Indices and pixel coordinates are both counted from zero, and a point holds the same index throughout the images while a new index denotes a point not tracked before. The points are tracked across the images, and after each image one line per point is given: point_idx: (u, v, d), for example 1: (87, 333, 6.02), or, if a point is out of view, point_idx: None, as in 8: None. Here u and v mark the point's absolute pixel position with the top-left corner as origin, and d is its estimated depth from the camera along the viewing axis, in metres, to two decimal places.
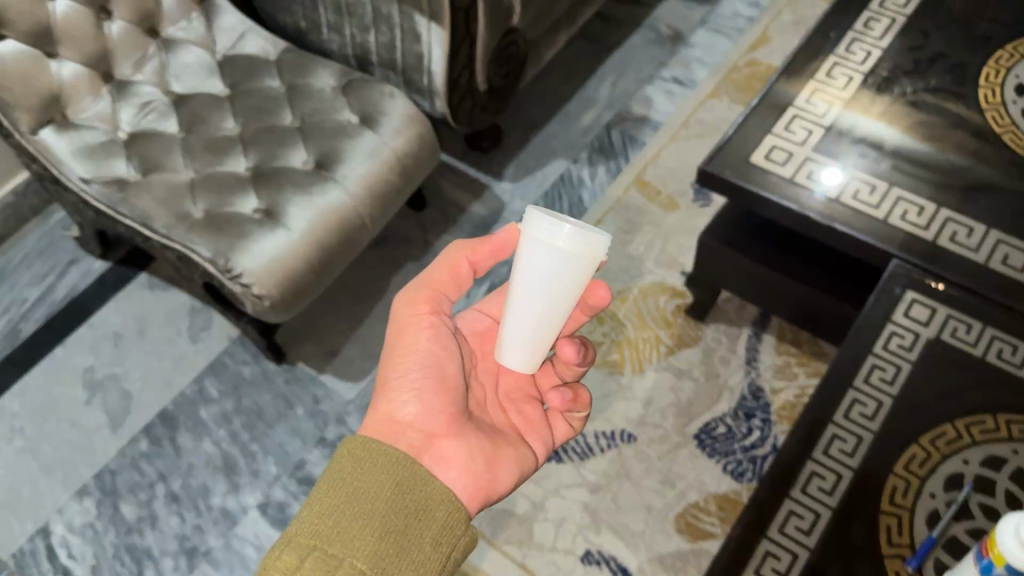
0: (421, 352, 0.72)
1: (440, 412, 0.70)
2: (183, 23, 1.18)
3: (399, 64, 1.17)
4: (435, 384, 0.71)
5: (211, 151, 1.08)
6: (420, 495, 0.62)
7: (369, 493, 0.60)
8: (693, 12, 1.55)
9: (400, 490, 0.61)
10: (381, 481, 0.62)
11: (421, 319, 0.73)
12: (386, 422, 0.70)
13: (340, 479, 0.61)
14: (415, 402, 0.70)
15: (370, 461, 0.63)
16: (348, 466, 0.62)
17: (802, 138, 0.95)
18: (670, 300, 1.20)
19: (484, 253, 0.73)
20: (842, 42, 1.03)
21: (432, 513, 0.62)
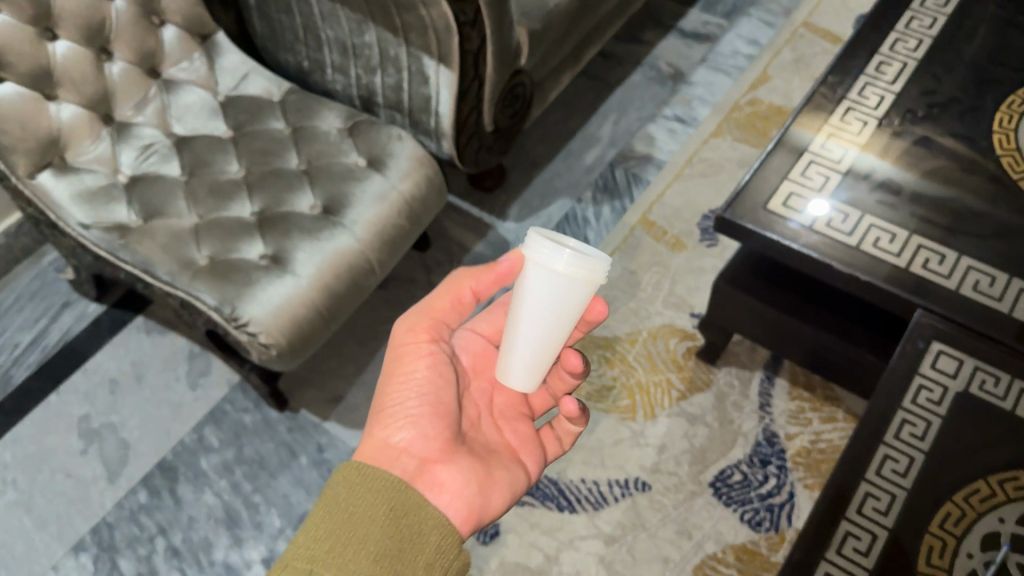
0: (418, 380, 0.73)
1: (435, 437, 0.71)
2: (184, 63, 1.15)
3: (406, 105, 1.17)
4: (432, 411, 0.72)
5: (215, 196, 1.06)
6: (414, 519, 0.63)
7: (364, 518, 0.61)
8: (693, 49, 1.55)
9: (394, 515, 0.63)
10: (376, 505, 0.63)
11: (420, 347, 0.74)
12: (380, 448, 0.70)
13: (335, 506, 0.62)
14: (410, 428, 0.71)
15: (365, 486, 0.64)
16: (344, 491, 0.63)
17: (819, 184, 0.94)
18: (680, 342, 1.19)
19: (486, 283, 0.71)
20: (855, 86, 1.03)
21: (425, 538, 0.63)
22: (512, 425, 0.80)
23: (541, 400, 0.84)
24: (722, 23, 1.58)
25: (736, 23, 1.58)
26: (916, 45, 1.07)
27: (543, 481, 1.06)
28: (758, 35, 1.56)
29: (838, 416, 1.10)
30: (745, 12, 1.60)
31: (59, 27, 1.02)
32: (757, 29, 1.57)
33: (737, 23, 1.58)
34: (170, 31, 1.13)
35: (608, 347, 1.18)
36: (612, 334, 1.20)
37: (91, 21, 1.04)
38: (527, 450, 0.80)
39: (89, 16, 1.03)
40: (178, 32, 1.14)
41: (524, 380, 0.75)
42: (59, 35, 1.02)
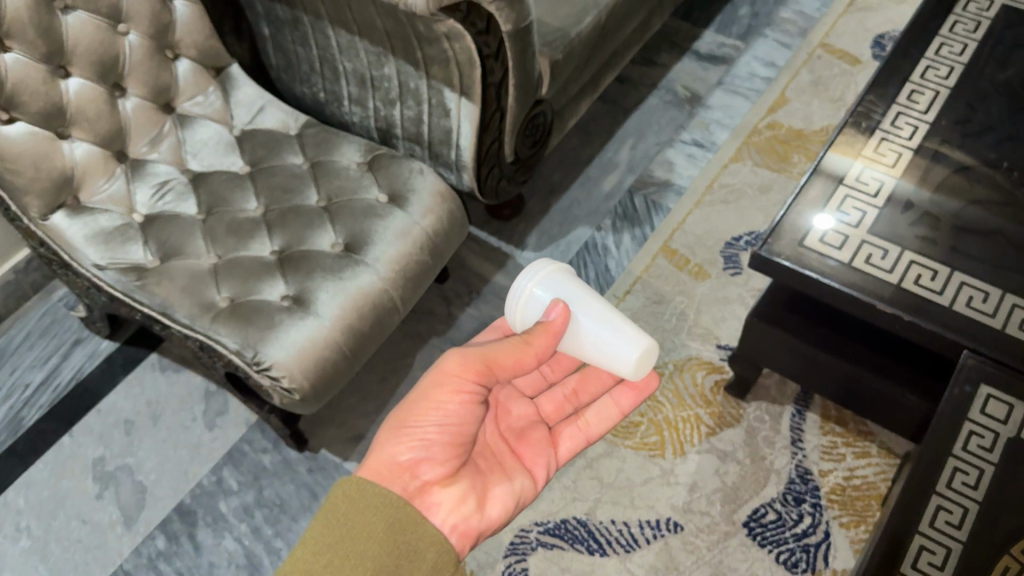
0: (447, 413, 0.74)
1: (441, 462, 0.74)
2: (199, 97, 1.12)
3: (425, 138, 1.15)
4: (447, 441, 0.74)
5: (234, 234, 1.03)
6: (411, 537, 0.68)
7: (361, 535, 0.66)
8: (709, 72, 1.53)
9: (392, 533, 0.67)
10: (373, 523, 0.67)
11: (464, 386, 0.74)
12: (386, 464, 0.73)
13: (335, 520, 0.67)
14: (419, 451, 0.73)
15: (364, 502, 0.68)
16: (344, 505, 0.68)
17: (856, 219, 0.92)
18: (707, 375, 1.16)
19: (545, 342, 0.74)
20: (887, 116, 1.01)
21: (422, 555, 0.68)
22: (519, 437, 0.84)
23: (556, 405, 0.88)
24: (738, 45, 1.56)
25: (752, 44, 1.57)
26: (947, 72, 1.05)
27: (573, 523, 1.04)
28: (775, 56, 1.54)
29: (872, 452, 1.08)
30: (761, 32, 1.58)
31: (72, 64, 0.99)
32: (774, 50, 1.55)
33: (753, 44, 1.56)
34: (184, 64, 1.11)
35: None
36: None
37: (104, 57, 1.01)
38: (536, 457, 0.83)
39: (102, 52, 1.01)
40: (192, 65, 1.11)
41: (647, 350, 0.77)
42: (72, 72, 0.99)
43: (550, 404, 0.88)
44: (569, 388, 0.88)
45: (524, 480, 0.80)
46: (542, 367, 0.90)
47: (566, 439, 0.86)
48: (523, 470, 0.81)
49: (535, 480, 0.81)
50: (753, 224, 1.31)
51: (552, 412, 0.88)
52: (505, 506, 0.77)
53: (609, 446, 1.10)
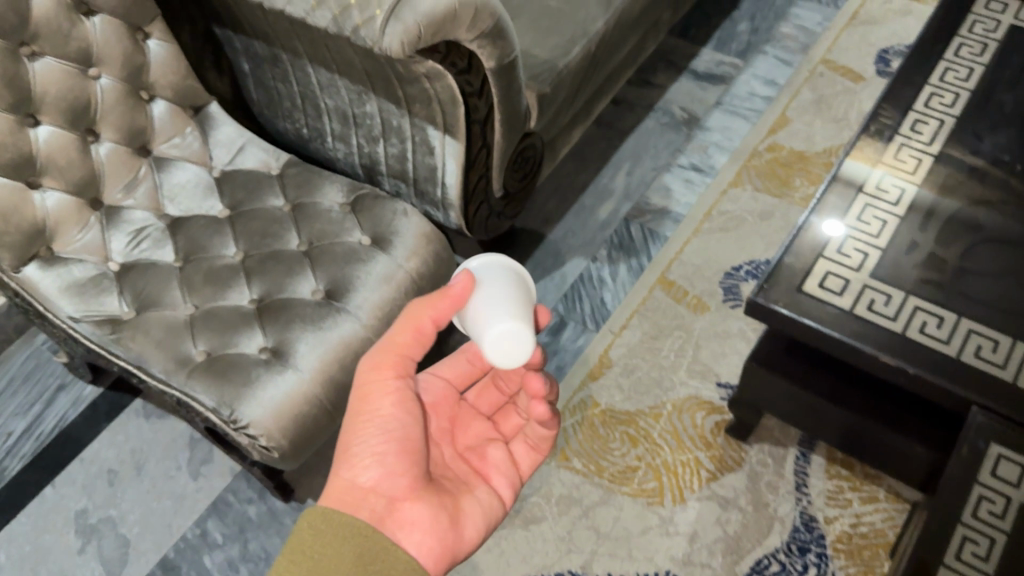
0: (384, 419, 0.73)
1: (403, 474, 0.72)
2: (176, 138, 1.09)
3: (411, 176, 1.11)
4: (399, 448, 0.73)
5: (212, 283, 1.00)
6: (382, 566, 0.67)
7: (331, 567, 0.66)
8: (707, 92, 1.48)
9: (362, 562, 0.67)
10: (342, 554, 0.67)
11: (387, 385, 0.74)
12: (346, 490, 0.71)
13: (302, 551, 0.67)
14: (377, 467, 0.72)
15: (331, 532, 0.68)
16: (310, 536, 0.67)
17: (857, 262, 0.87)
18: (707, 416, 1.12)
19: (443, 307, 0.71)
20: (890, 148, 0.96)
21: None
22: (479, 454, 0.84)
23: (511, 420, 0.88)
24: (737, 63, 1.52)
25: (752, 62, 1.52)
26: (952, 100, 1.01)
27: None
28: (776, 74, 1.49)
29: (879, 496, 1.04)
30: (760, 49, 1.53)
31: (41, 112, 0.95)
32: (774, 68, 1.50)
33: (752, 62, 1.52)
34: (160, 105, 1.07)
35: (631, 423, 1.12)
36: (635, 408, 1.13)
37: (75, 102, 0.98)
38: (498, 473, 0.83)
39: (73, 98, 0.97)
40: (167, 106, 1.08)
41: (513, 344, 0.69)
42: (41, 120, 0.96)
43: (506, 422, 0.88)
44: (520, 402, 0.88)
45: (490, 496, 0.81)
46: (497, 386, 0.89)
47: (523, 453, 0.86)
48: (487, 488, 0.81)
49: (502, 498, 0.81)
50: (753, 254, 1.27)
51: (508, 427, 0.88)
52: (476, 522, 0.77)
53: (605, 494, 1.06)
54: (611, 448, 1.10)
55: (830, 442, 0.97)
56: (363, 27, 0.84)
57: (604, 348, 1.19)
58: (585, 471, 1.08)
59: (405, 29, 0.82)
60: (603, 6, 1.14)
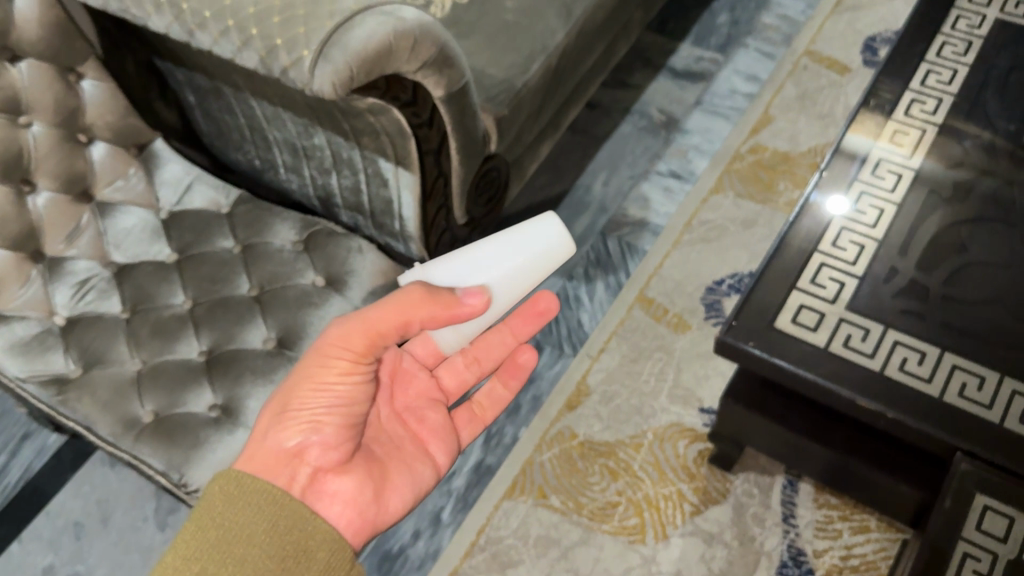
0: (333, 392, 0.73)
1: (335, 447, 0.73)
2: (119, 181, 1.04)
3: (367, 207, 1.06)
4: (340, 422, 0.74)
5: (160, 336, 0.95)
6: (298, 536, 0.67)
7: (241, 537, 0.66)
8: (686, 91, 1.42)
9: (276, 532, 0.67)
10: (254, 525, 0.66)
11: (346, 362, 0.73)
12: (276, 453, 0.72)
13: (211, 521, 0.66)
14: (312, 434, 0.72)
15: (244, 501, 0.67)
16: (221, 505, 0.67)
17: (833, 293, 0.82)
18: (690, 444, 1.07)
19: (440, 312, 0.74)
20: (867, 165, 0.91)
21: (313, 555, 0.67)
22: (418, 416, 0.84)
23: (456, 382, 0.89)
24: (717, 58, 1.45)
25: (732, 56, 1.45)
26: (934, 106, 0.95)
27: None
28: (757, 69, 1.42)
29: (870, 526, 0.99)
30: (741, 42, 1.46)
31: None
32: (755, 62, 1.43)
33: (733, 57, 1.45)
34: (100, 147, 1.02)
35: (611, 455, 1.07)
36: (615, 439, 1.08)
37: (7, 155, 0.92)
38: (435, 437, 0.83)
39: (4, 150, 0.91)
40: (109, 148, 1.03)
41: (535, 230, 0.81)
42: None
43: (449, 378, 0.89)
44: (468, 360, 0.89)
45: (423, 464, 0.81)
46: None
47: (463, 418, 0.88)
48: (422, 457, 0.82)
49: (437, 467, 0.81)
50: (736, 265, 1.21)
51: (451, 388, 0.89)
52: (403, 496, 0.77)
53: (584, 533, 1.02)
54: (590, 482, 1.05)
55: (813, 474, 0.93)
56: (292, 69, 0.78)
57: (581, 374, 1.14)
58: (563, 509, 1.03)
59: (336, 70, 0.77)
60: (563, 17, 1.08)
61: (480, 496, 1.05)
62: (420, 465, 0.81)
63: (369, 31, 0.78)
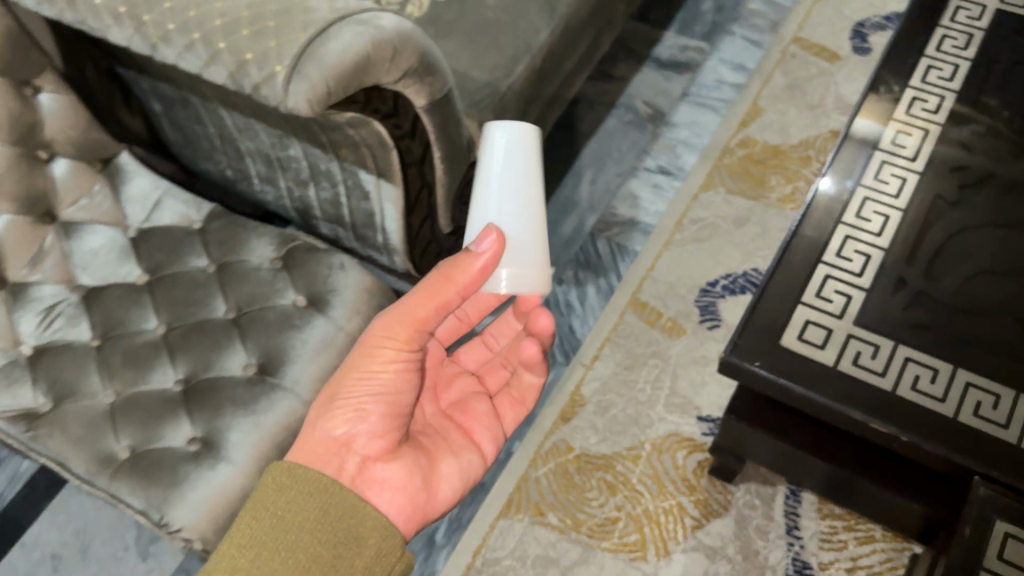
0: (378, 381, 0.73)
1: (382, 436, 0.73)
2: (84, 199, 0.98)
3: (348, 220, 1.01)
4: (385, 411, 0.74)
5: (134, 365, 0.90)
6: (349, 523, 0.68)
7: (292, 523, 0.66)
8: (672, 82, 1.37)
9: (326, 519, 0.67)
10: (304, 511, 0.67)
11: (392, 354, 0.73)
12: (324, 444, 0.72)
13: (262, 507, 0.67)
14: (358, 422, 0.73)
15: (294, 487, 0.68)
16: (272, 491, 0.68)
17: (839, 307, 0.79)
18: (689, 455, 1.04)
19: (474, 276, 0.70)
20: (869, 169, 0.87)
21: (365, 541, 0.68)
22: (463, 410, 0.85)
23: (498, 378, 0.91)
24: (702, 47, 1.40)
25: (718, 44, 1.40)
26: (936, 105, 0.92)
27: None
28: (745, 57, 1.38)
29: (876, 536, 0.97)
30: (727, 30, 1.42)
31: None
32: (742, 51, 1.39)
33: (719, 45, 1.40)
34: (61, 165, 0.96)
35: (608, 468, 1.04)
36: (612, 451, 1.05)
37: None
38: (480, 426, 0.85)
39: None
40: (71, 164, 0.97)
41: (495, 149, 0.76)
42: None
43: (491, 379, 0.91)
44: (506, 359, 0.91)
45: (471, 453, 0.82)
46: (484, 345, 0.92)
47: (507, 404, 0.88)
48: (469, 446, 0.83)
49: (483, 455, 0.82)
50: (729, 265, 1.18)
51: (495, 382, 0.91)
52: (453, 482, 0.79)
53: (584, 551, 0.98)
54: (588, 498, 1.02)
55: (816, 487, 0.90)
56: (265, 86, 0.73)
57: (575, 384, 1.10)
58: (561, 526, 1.00)
59: (313, 87, 0.71)
60: (547, 14, 1.03)
61: (475, 515, 1.02)
62: (467, 454, 0.82)
63: (345, 43, 0.73)
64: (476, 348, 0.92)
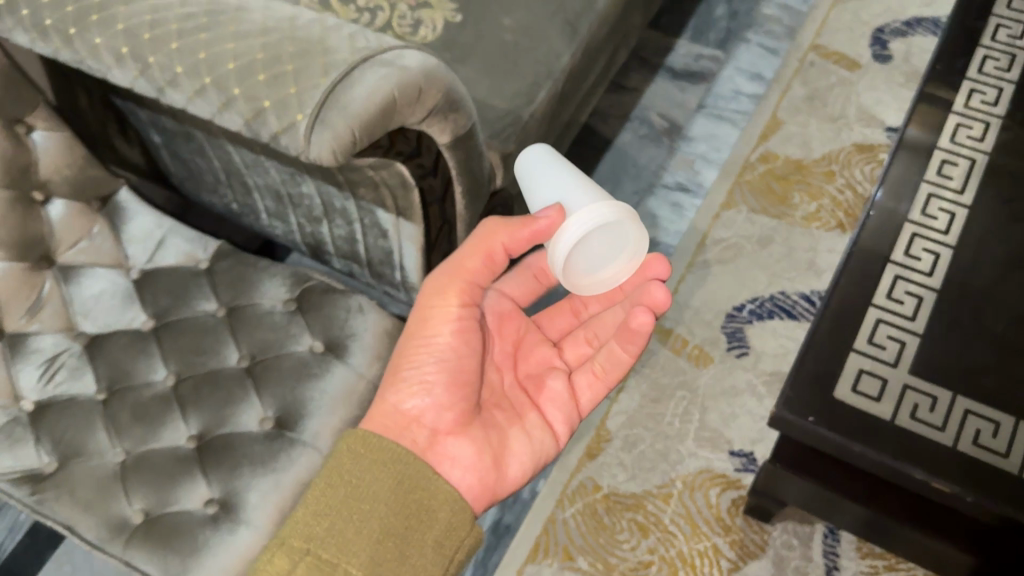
0: (440, 346, 0.74)
1: (450, 408, 0.74)
2: (83, 242, 0.92)
3: (363, 256, 0.96)
4: (448, 380, 0.74)
5: (144, 421, 0.85)
6: (422, 494, 0.67)
7: (367, 494, 0.65)
8: (687, 93, 1.32)
9: (399, 491, 0.66)
10: (379, 481, 0.66)
11: (449, 313, 0.74)
12: (393, 414, 0.73)
13: (337, 477, 0.66)
14: (425, 396, 0.73)
15: (368, 456, 0.67)
16: (347, 460, 0.66)
17: (893, 354, 0.76)
18: (723, 492, 1.00)
19: (523, 240, 0.71)
20: (916, 203, 0.84)
21: (436, 514, 0.67)
22: (539, 384, 0.84)
23: (580, 350, 0.88)
24: (717, 56, 1.35)
25: (733, 53, 1.36)
26: (982, 131, 0.88)
27: None
28: (761, 66, 1.34)
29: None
30: (742, 37, 1.37)
31: None
32: (759, 59, 1.34)
33: (734, 53, 1.35)
34: (57, 206, 0.90)
35: (639, 508, 1.00)
36: (642, 489, 1.01)
37: None
38: (556, 403, 0.83)
39: None
40: (67, 205, 0.91)
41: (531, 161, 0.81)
42: None
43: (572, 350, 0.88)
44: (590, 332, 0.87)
45: (542, 434, 0.81)
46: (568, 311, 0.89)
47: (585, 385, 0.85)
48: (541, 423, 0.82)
49: (556, 435, 0.81)
50: (755, 289, 1.14)
51: (576, 356, 0.88)
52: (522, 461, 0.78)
53: None
54: (619, 540, 0.98)
55: (852, 529, 0.88)
56: (284, 136, 0.68)
57: (600, 419, 1.06)
58: (593, 571, 0.97)
59: (336, 136, 0.66)
60: (567, 36, 0.98)
61: (502, 561, 0.98)
62: (539, 434, 0.81)
63: (371, 87, 0.68)
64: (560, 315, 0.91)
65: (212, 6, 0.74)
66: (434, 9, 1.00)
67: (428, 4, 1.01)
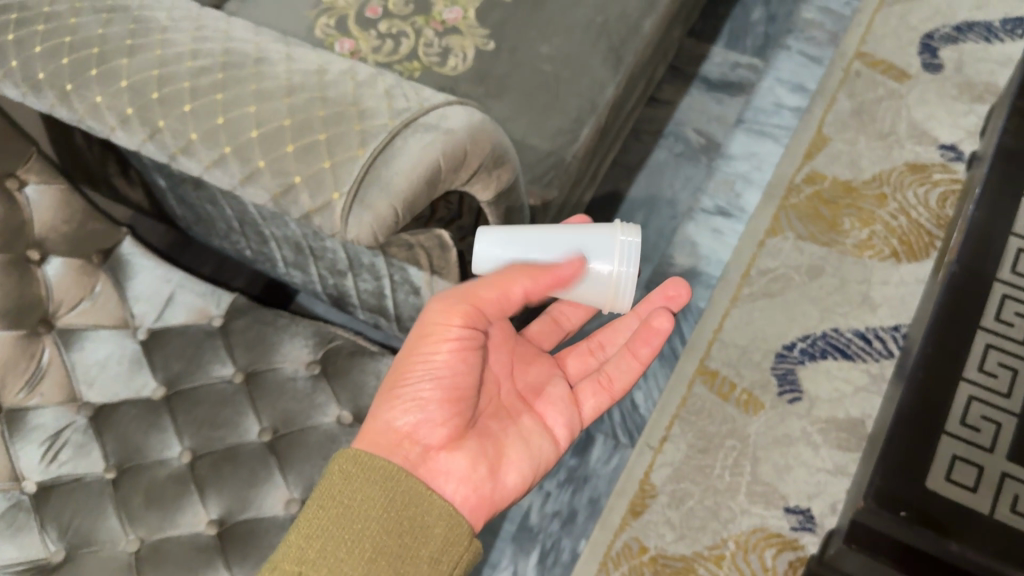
0: (437, 363, 0.65)
1: (445, 423, 0.65)
2: (84, 302, 0.84)
3: (392, 311, 0.89)
4: (444, 395, 0.65)
5: (158, 504, 0.77)
6: (415, 511, 0.60)
7: (360, 513, 0.58)
8: (724, 106, 1.27)
9: (394, 509, 0.59)
10: (370, 499, 0.59)
11: (448, 332, 0.65)
12: (383, 433, 0.64)
13: (328, 498, 0.59)
14: (418, 412, 0.65)
15: (361, 476, 0.60)
16: (338, 482, 0.60)
17: (990, 440, 0.77)
18: (779, 554, 0.97)
19: (544, 286, 0.65)
20: (1007, 261, 0.84)
21: (430, 530, 0.60)
22: (541, 392, 0.77)
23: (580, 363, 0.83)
24: (755, 64, 1.31)
25: (772, 62, 1.31)
26: None
27: None
28: (804, 77, 1.29)
29: None
30: (782, 43, 1.32)
31: None
32: (801, 68, 1.30)
33: (774, 62, 1.31)
34: (54, 265, 0.81)
35: (689, 572, 0.97)
36: (691, 551, 0.98)
37: None
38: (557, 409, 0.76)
39: None
40: (65, 262, 0.82)
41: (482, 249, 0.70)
42: None
43: (572, 361, 0.82)
44: (594, 340, 0.83)
45: (543, 439, 0.73)
46: (557, 325, 0.85)
47: (590, 391, 0.78)
48: (540, 430, 0.74)
49: (556, 440, 0.74)
50: (806, 325, 1.10)
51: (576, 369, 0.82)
52: (522, 472, 0.70)
53: None
54: None
55: None
56: (317, 215, 0.59)
57: (643, 472, 1.03)
58: None
59: (378, 217, 0.58)
60: (612, 65, 0.89)
61: None
62: (539, 441, 0.73)
63: (414, 157, 0.59)
64: (547, 328, 0.85)
65: (228, 57, 0.66)
66: (463, 36, 0.91)
67: (457, 30, 0.92)
